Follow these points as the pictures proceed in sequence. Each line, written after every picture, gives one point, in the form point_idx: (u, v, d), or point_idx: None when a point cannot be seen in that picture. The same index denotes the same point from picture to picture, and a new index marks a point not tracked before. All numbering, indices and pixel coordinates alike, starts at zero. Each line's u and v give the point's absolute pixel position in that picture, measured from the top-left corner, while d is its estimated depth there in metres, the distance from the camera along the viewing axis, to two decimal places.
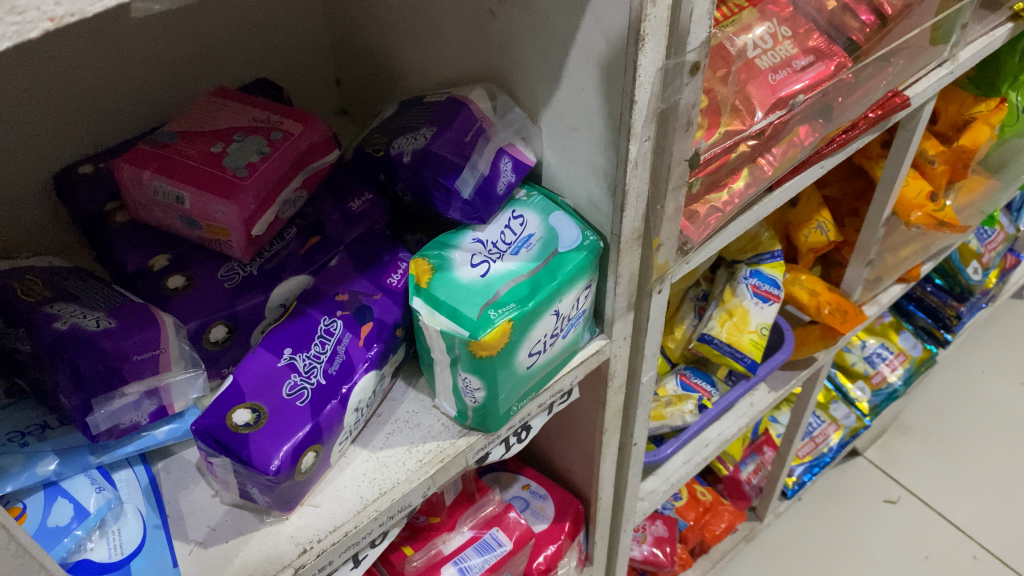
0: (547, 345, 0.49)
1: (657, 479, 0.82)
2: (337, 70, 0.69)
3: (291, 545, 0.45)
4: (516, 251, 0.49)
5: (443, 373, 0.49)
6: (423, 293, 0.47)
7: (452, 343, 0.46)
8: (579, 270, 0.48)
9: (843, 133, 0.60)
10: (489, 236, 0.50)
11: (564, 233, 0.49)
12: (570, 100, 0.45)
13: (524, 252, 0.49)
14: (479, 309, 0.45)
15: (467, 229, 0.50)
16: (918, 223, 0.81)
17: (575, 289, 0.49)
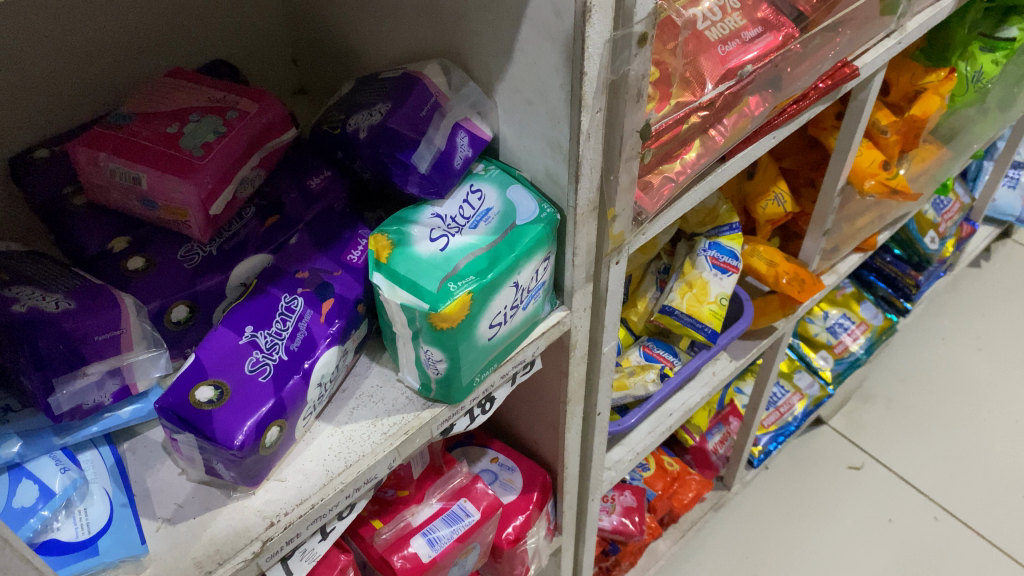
0: (508, 317, 0.50)
1: (623, 448, 0.84)
2: (295, 50, 0.69)
3: (258, 519, 0.46)
4: (475, 226, 0.49)
5: (406, 347, 0.49)
6: (383, 269, 0.47)
7: (412, 316, 0.46)
8: (538, 242, 0.49)
9: (795, 103, 0.61)
10: (448, 212, 0.50)
11: (521, 206, 0.50)
12: (523, 74, 0.46)
13: (484, 227, 0.49)
14: (439, 283, 0.46)
15: (426, 205, 0.50)
16: (871, 191, 0.83)
17: (535, 261, 0.49)
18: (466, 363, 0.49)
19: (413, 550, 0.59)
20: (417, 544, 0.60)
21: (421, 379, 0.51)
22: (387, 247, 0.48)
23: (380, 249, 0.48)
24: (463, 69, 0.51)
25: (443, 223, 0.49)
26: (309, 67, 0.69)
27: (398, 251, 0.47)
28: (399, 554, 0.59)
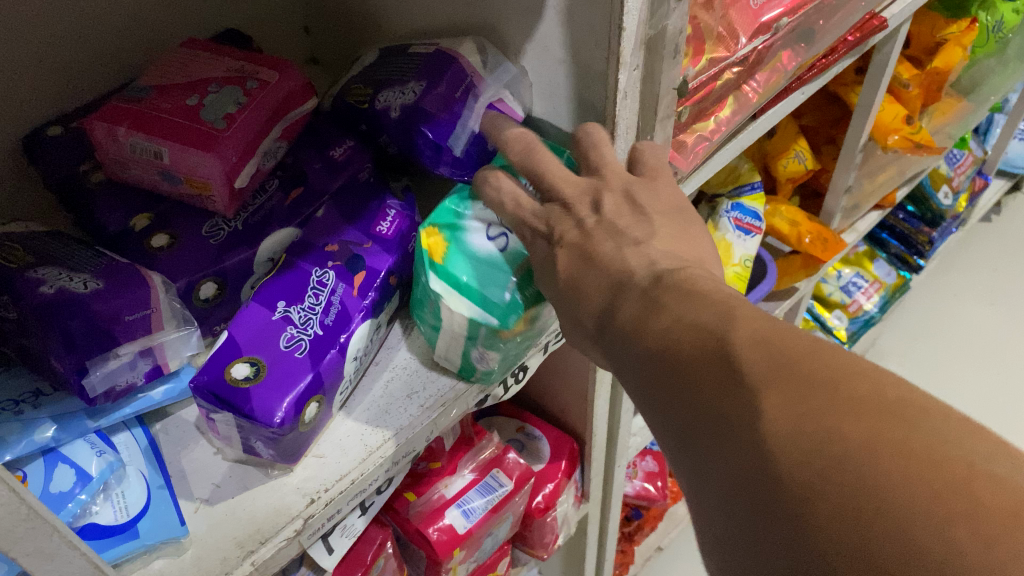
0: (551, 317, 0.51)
1: (647, 414, 0.84)
2: (307, 18, 0.67)
3: (298, 496, 0.45)
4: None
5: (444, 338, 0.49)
6: (441, 272, 0.47)
7: (472, 327, 0.46)
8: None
9: (823, 58, 0.60)
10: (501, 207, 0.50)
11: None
12: (555, 32, 0.45)
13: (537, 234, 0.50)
14: (503, 293, 0.47)
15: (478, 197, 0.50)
16: (894, 147, 0.81)
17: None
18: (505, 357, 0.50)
19: (447, 522, 0.59)
20: (452, 516, 0.59)
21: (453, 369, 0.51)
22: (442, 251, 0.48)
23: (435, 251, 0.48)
24: (489, 32, 0.49)
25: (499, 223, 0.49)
26: (323, 35, 0.67)
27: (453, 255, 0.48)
28: (434, 526, 0.59)
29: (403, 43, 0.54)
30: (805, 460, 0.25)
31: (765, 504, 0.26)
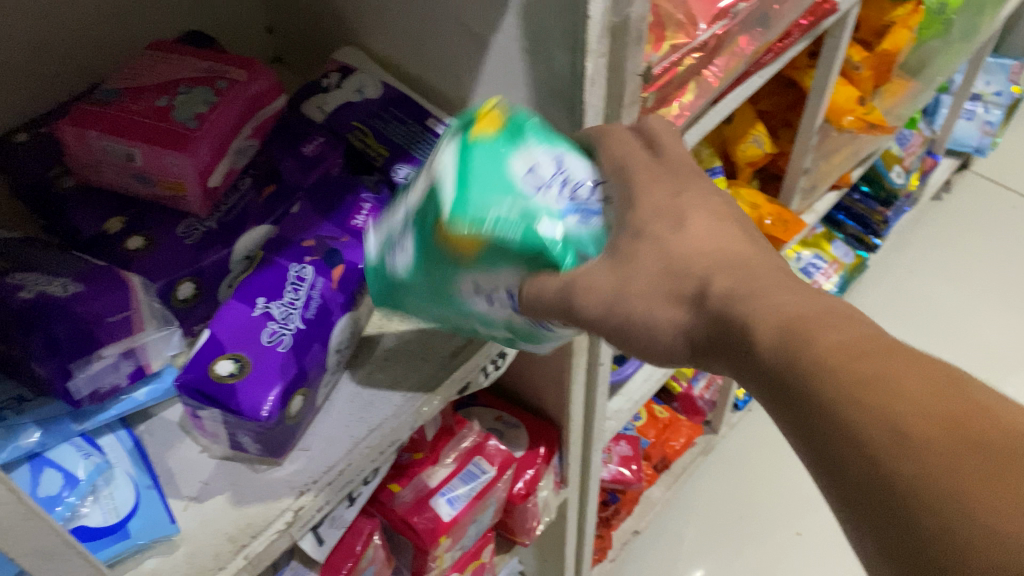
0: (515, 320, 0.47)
1: (621, 397, 0.86)
2: (269, 18, 0.67)
3: (287, 489, 0.46)
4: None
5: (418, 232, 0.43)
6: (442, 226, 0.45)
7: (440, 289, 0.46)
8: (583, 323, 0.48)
9: (779, 42, 0.62)
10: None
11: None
12: (522, 23, 0.45)
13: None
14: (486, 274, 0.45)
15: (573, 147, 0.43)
16: (850, 128, 0.83)
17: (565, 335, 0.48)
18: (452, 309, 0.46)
19: (434, 511, 0.60)
20: (437, 505, 0.60)
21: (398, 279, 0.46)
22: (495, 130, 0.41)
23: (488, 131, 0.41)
24: (456, 24, 0.50)
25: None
26: (287, 36, 0.67)
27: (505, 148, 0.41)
28: (421, 516, 0.60)
29: (420, 102, 0.55)
30: (848, 409, 0.28)
31: (826, 453, 0.29)
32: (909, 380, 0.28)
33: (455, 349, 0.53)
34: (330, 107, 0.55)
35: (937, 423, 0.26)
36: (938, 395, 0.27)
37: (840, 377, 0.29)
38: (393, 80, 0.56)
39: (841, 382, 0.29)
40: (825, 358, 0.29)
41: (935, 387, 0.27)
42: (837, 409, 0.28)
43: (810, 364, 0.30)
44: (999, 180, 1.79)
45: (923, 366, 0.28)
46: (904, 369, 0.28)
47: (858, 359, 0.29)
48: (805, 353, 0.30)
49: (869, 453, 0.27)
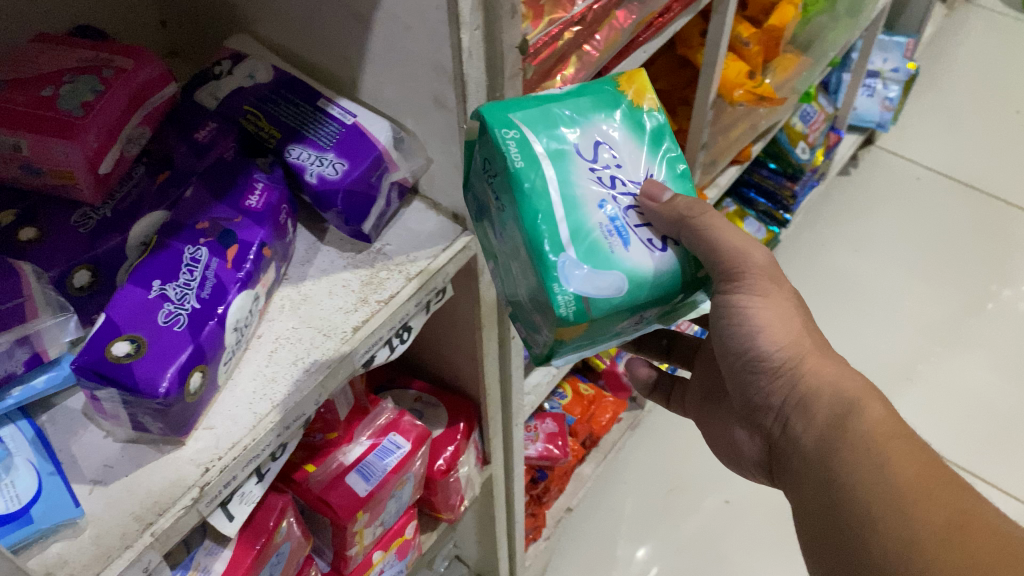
0: (570, 225, 0.46)
1: (540, 371, 0.89)
2: (162, 11, 0.66)
3: (192, 467, 0.46)
4: (615, 200, 0.48)
5: (530, 104, 0.49)
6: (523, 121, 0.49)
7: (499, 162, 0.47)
8: (629, 283, 0.46)
9: (660, 17, 0.65)
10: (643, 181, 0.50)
11: (653, 257, 0.48)
12: (400, 0, 0.47)
13: (618, 203, 0.49)
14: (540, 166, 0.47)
15: (664, 152, 0.52)
16: (740, 101, 0.87)
17: (610, 282, 0.46)
18: (525, 163, 0.46)
19: (349, 487, 0.62)
20: (352, 481, 0.62)
21: (489, 140, 0.48)
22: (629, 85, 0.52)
23: (632, 87, 0.53)
24: (338, 5, 0.51)
25: (621, 171, 0.50)
26: (183, 27, 0.67)
27: (620, 99, 0.52)
28: (336, 493, 0.61)
29: (310, 85, 0.57)
30: None
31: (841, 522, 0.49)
32: (898, 457, 0.47)
33: (358, 323, 0.52)
34: (222, 95, 0.56)
35: (927, 498, 0.45)
36: (928, 477, 0.46)
37: (864, 453, 0.48)
38: (283, 63, 0.58)
39: (873, 452, 0.48)
40: (869, 440, 0.49)
41: (924, 470, 0.47)
42: (856, 465, 0.48)
43: (859, 440, 0.49)
44: (901, 153, 1.87)
45: (935, 460, 0.48)
46: (900, 453, 0.48)
47: (890, 440, 0.48)
48: (846, 427, 0.50)
49: (867, 497, 0.47)
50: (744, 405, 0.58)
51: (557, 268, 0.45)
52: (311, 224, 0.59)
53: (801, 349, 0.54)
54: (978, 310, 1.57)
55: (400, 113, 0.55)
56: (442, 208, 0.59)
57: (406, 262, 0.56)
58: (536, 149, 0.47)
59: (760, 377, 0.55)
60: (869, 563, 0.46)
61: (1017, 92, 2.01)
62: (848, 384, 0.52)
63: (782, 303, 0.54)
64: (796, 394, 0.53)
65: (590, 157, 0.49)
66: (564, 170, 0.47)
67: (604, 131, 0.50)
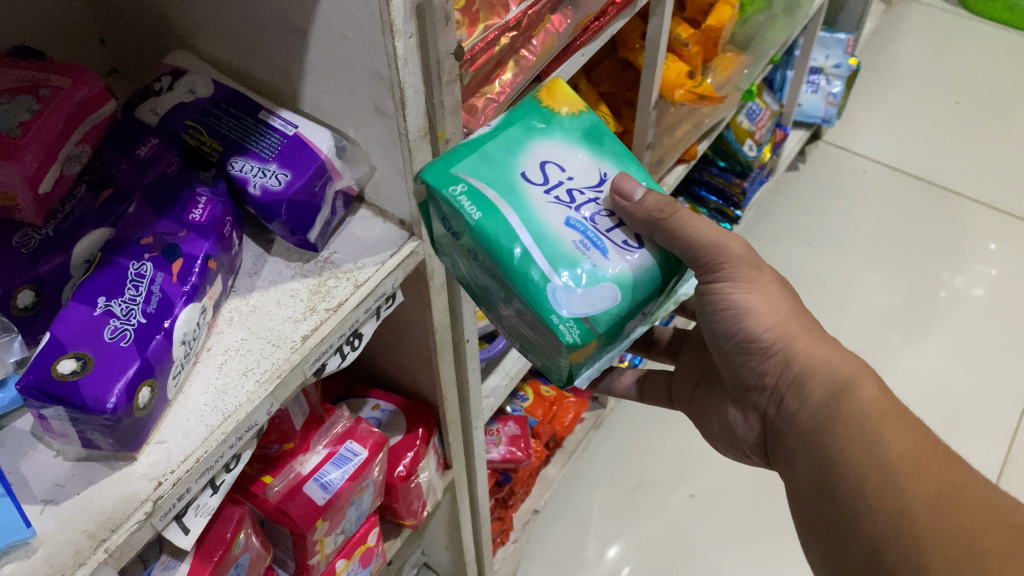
0: (547, 254, 0.47)
1: (498, 375, 0.90)
2: (101, 29, 0.66)
3: (144, 481, 0.46)
4: (581, 214, 0.50)
5: (470, 156, 0.50)
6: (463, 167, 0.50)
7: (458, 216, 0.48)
8: (619, 287, 0.48)
9: (597, 20, 0.67)
10: (601, 185, 0.52)
11: (633, 256, 0.49)
12: (334, 11, 0.48)
13: (586, 218, 0.50)
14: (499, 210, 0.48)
15: (609, 149, 0.54)
16: (682, 100, 0.89)
17: (604, 292, 0.47)
18: (484, 213, 0.48)
19: (307, 496, 0.62)
20: (310, 490, 0.62)
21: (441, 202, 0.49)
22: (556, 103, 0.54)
23: (558, 102, 0.54)
24: (273, 17, 0.51)
25: (577, 184, 0.51)
26: (123, 44, 0.67)
27: (553, 120, 0.53)
28: (295, 502, 0.61)
29: (252, 98, 0.57)
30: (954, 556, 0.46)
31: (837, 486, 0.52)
32: (890, 433, 0.51)
33: (307, 331, 0.53)
34: (162, 111, 0.56)
35: (919, 471, 0.49)
36: (920, 451, 0.50)
37: (857, 429, 0.52)
38: (223, 77, 0.58)
39: (866, 428, 0.52)
40: (863, 415, 0.52)
41: (916, 445, 0.51)
42: (848, 442, 0.52)
43: (852, 418, 0.53)
44: (848, 148, 1.91)
45: (925, 436, 0.52)
46: (894, 429, 0.51)
47: (884, 418, 0.52)
48: (839, 406, 0.54)
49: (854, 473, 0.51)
50: (740, 385, 0.62)
51: (551, 297, 0.47)
52: (257, 235, 0.59)
53: (790, 330, 0.58)
54: (928, 296, 1.61)
55: (342, 122, 0.56)
56: (389, 215, 0.60)
57: (354, 269, 0.57)
58: (488, 196, 0.48)
59: (751, 358, 0.59)
60: (861, 532, 0.50)
61: (957, 84, 2.06)
62: (842, 364, 0.56)
63: (769, 287, 0.58)
64: (789, 373, 0.57)
65: (543, 182, 0.50)
66: (524, 205, 0.48)
67: (548, 153, 0.52)
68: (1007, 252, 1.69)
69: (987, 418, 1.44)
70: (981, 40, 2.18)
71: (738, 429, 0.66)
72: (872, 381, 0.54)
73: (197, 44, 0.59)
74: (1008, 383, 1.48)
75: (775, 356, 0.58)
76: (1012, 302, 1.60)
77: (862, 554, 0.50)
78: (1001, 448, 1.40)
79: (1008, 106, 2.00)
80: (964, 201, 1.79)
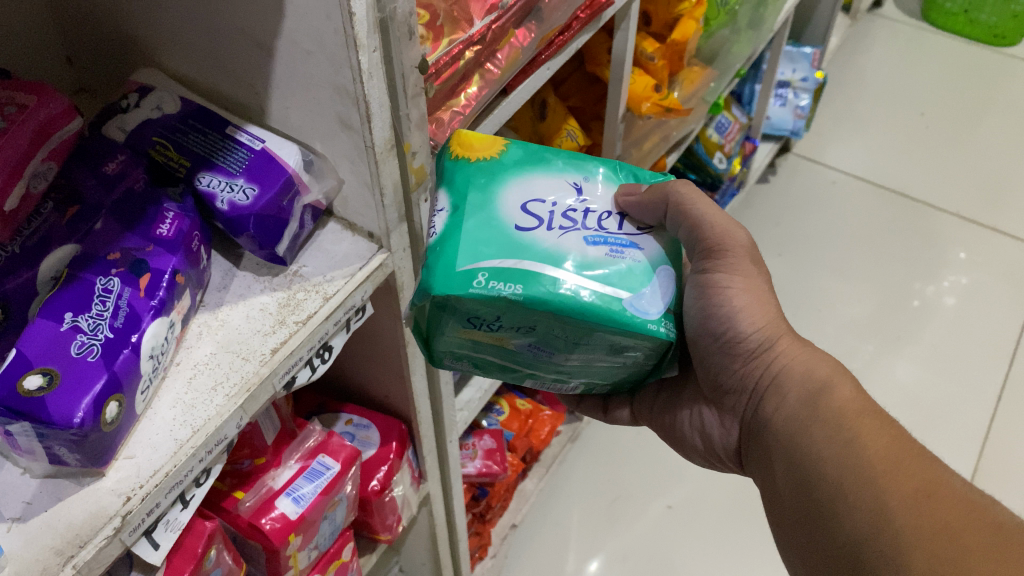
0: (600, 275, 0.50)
1: (471, 388, 0.92)
2: (69, 48, 0.66)
3: (113, 497, 0.46)
4: (591, 228, 0.53)
5: (466, 246, 0.51)
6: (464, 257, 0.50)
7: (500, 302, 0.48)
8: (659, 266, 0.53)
9: (561, 34, 0.68)
10: (579, 195, 0.55)
11: (647, 242, 0.54)
12: (298, 27, 0.48)
13: (593, 229, 0.53)
14: (533, 274, 0.49)
15: (557, 161, 0.57)
16: (649, 113, 0.91)
17: (663, 277, 0.52)
18: (525, 284, 0.48)
19: (279, 510, 0.62)
20: (282, 504, 0.62)
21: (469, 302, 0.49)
22: (484, 150, 0.56)
23: (488, 147, 0.56)
24: (239, 32, 0.52)
25: (562, 206, 0.54)
26: (91, 64, 0.67)
27: (494, 168, 0.55)
28: (267, 517, 0.61)
29: (220, 114, 0.58)
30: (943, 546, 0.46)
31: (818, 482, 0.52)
32: (867, 433, 0.52)
33: (277, 344, 0.53)
34: (130, 127, 0.57)
35: (894, 470, 0.50)
36: (895, 448, 0.51)
37: (836, 430, 0.53)
38: (190, 93, 0.59)
39: (845, 428, 0.53)
40: (840, 417, 0.54)
41: (892, 444, 0.51)
42: (824, 444, 0.53)
43: (831, 419, 0.54)
44: (818, 160, 1.94)
45: (901, 433, 0.53)
46: (869, 427, 0.53)
47: (860, 418, 0.53)
48: (818, 405, 0.56)
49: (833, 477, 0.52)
50: (720, 388, 0.63)
51: (637, 313, 0.49)
52: (225, 250, 0.60)
53: (774, 333, 0.60)
54: (900, 305, 1.64)
55: (309, 136, 0.56)
56: (357, 228, 0.60)
57: (323, 282, 0.57)
58: (516, 268, 0.49)
59: (734, 361, 0.60)
60: (839, 530, 0.50)
61: (922, 96, 2.10)
62: (820, 368, 0.58)
63: (756, 288, 0.60)
64: (771, 373, 0.59)
65: (539, 223, 0.52)
66: (544, 249, 0.50)
67: (519, 198, 0.53)
68: (976, 260, 1.72)
69: (959, 424, 1.46)
70: (944, 53, 2.23)
71: (713, 434, 0.67)
72: (848, 383, 0.56)
73: (165, 61, 0.60)
74: (979, 389, 1.51)
75: (758, 358, 0.60)
76: (982, 310, 1.63)
77: (841, 556, 0.50)
78: (973, 453, 1.42)
79: (972, 117, 2.04)
80: (932, 211, 1.82)
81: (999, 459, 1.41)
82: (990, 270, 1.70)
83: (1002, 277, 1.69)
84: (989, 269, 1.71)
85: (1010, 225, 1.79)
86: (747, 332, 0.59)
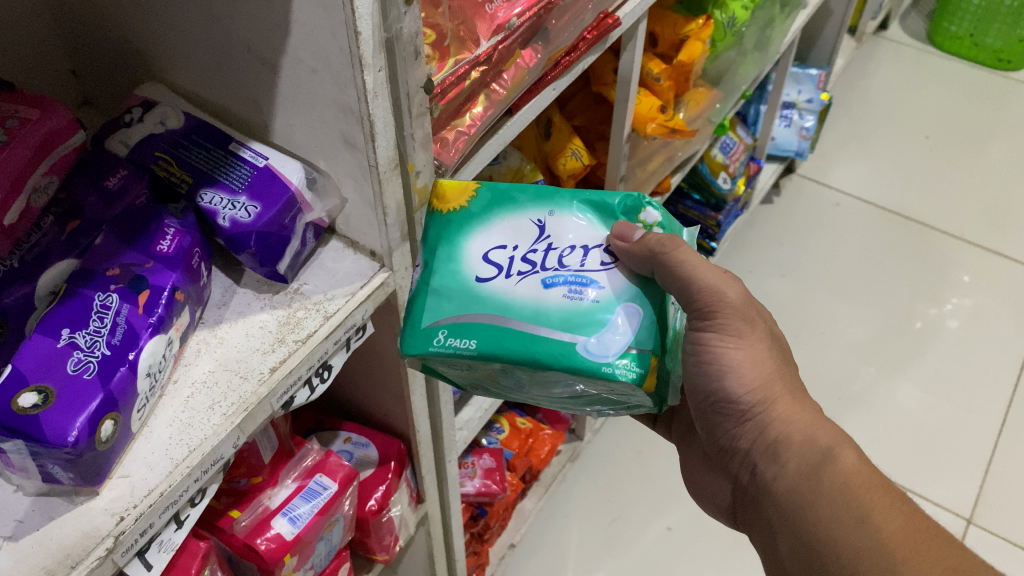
0: (552, 324, 0.54)
1: (471, 408, 0.92)
2: (73, 61, 0.66)
3: (106, 517, 0.45)
4: (551, 271, 0.56)
5: (431, 303, 0.56)
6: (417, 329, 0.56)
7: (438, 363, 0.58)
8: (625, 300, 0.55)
9: (567, 55, 0.68)
10: (542, 234, 0.57)
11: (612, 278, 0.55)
12: (303, 45, 0.48)
13: (555, 269, 0.56)
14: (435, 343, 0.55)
15: (525, 197, 0.58)
16: (655, 133, 0.91)
17: (627, 315, 0.54)
18: (479, 339, 0.54)
19: (275, 531, 0.61)
20: (278, 526, 0.62)
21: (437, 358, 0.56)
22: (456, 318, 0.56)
23: (458, 197, 0.58)
24: (245, 50, 0.52)
25: (523, 250, 0.56)
26: (95, 77, 0.66)
27: (468, 296, 0.56)
28: (262, 537, 0.61)
29: (225, 130, 0.57)
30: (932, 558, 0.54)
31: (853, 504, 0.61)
32: (878, 508, 0.54)
33: (275, 364, 0.52)
34: (133, 141, 0.56)
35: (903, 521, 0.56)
36: (915, 523, 0.54)
37: (846, 504, 0.55)
38: (194, 109, 0.59)
39: (854, 506, 0.54)
40: (848, 490, 0.55)
41: (907, 526, 0.53)
42: (839, 517, 0.55)
43: (836, 490, 0.56)
44: (822, 181, 1.93)
45: (915, 511, 0.55)
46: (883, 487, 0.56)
47: (868, 491, 0.55)
48: (821, 475, 0.57)
49: (872, 534, 0.53)
50: (716, 446, 0.65)
51: (589, 356, 0.53)
52: (227, 267, 0.59)
53: (770, 392, 0.60)
54: (903, 327, 1.63)
55: (313, 154, 0.56)
56: (359, 247, 0.60)
57: (323, 300, 0.57)
58: (472, 324, 0.55)
59: (728, 420, 0.62)
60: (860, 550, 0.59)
61: (926, 118, 2.10)
62: (821, 433, 0.59)
63: (757, 345, 0.60)
64: (765, 439, 0.60)
65: (498, 271, 0.56)
66: (499, 304, 0.55)
67: (481, 248, 0.57)
68: (979, 284, 1.71)
69: (963, 448, 1.45)
70: (949, 76, 2.23)
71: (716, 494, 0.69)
72: (851, 449, 0.58)
73: (171, 75, 0.59)
74: (982, 413, 1.50)
75: (751, 422, 0.61)
76: (986, 334, 1.62)
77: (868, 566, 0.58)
78: (975, 478, 1.41)
79: (976, 140, 2.04)
80: (937, 234, 1.81)
81: (1002, 486, 1.40)
82: (993, 293, 1.70)
83: (1004, 301, 1.68)
84: (992, 293, 1.70)
85: (1014, 249, 1.79)
86: (739, 393, 0.60)
